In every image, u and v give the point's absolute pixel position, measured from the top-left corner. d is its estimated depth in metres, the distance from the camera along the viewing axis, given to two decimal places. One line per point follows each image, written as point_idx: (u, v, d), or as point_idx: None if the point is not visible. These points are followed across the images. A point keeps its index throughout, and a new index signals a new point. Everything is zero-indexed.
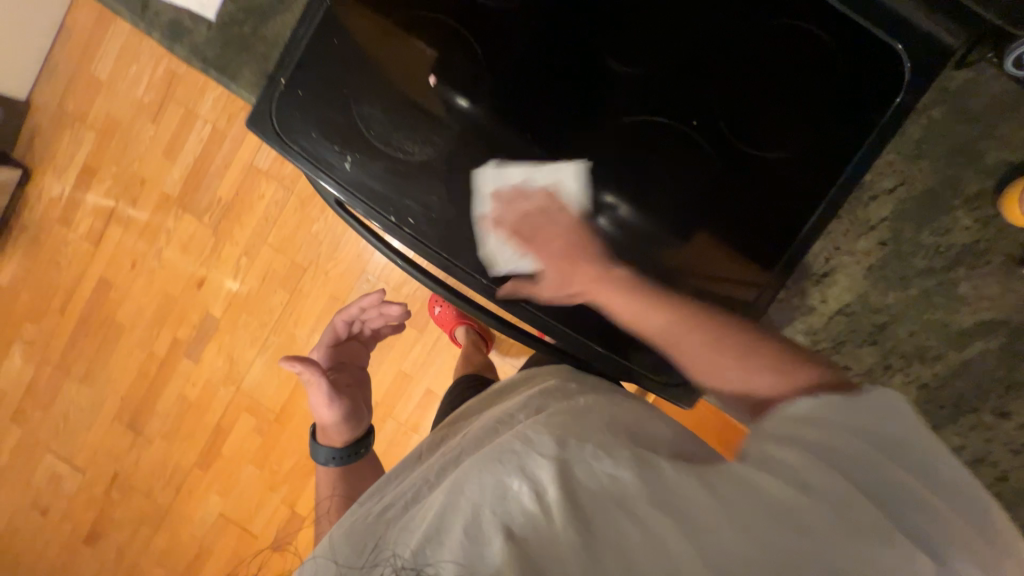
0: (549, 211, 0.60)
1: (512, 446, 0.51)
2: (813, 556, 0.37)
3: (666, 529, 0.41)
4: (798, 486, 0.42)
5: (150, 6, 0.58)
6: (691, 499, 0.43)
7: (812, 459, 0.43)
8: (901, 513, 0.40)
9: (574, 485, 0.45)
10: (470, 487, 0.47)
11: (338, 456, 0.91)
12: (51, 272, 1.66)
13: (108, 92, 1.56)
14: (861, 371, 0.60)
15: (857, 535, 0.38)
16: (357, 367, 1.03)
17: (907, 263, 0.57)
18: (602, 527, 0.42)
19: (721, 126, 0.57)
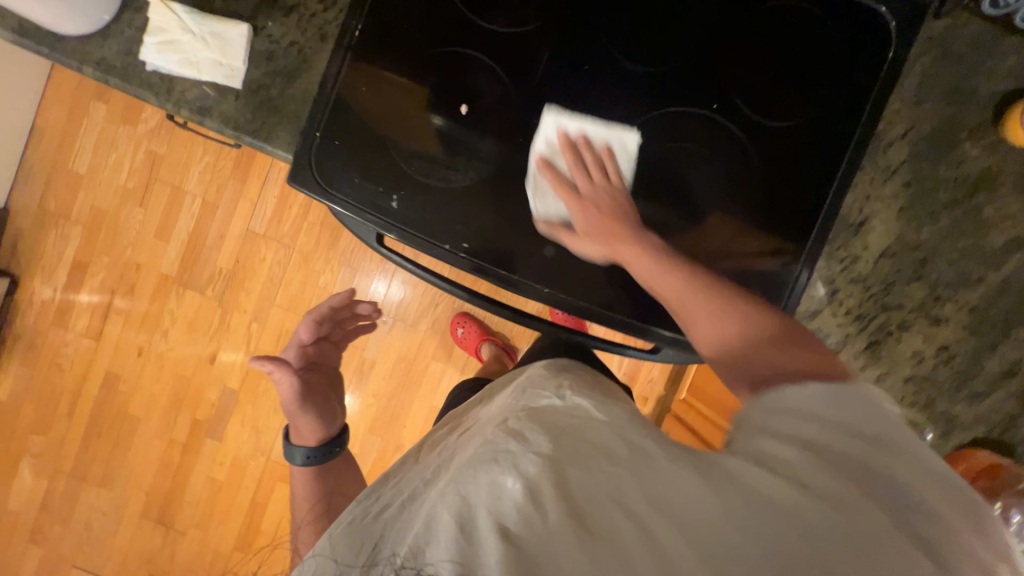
0: (599, 166, 0.61)
1: (505, 445, 0.45)
2: (811, 547, 0.34)
3: (665, 529, 0.37)
4: (798, 480, 0.37)
5: (176, 86, 0.60)
6: (689, 491, 0.38)
7: (809, 451, 0.39)
8: (900, 508, 0.36)
9: (570, 490, 0.40)
10: (459, 496, 0.41)
11: (311, 456, 0.85)
12: (53, 377, 1.59)
13: (90, 185, 1.55)
14: (915, 307, 0.63)
15: (862, 525, 0.34)
16: (329, 366, 0.96)
17: (933, 198, 0.61)
18: (604, 530, 0.37)
19: (741, 104, 0.60)
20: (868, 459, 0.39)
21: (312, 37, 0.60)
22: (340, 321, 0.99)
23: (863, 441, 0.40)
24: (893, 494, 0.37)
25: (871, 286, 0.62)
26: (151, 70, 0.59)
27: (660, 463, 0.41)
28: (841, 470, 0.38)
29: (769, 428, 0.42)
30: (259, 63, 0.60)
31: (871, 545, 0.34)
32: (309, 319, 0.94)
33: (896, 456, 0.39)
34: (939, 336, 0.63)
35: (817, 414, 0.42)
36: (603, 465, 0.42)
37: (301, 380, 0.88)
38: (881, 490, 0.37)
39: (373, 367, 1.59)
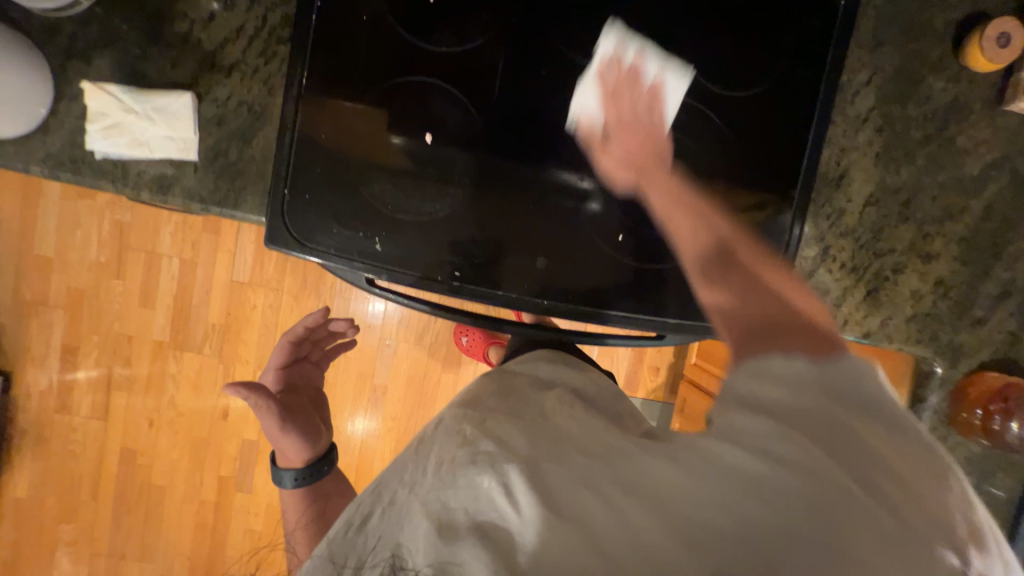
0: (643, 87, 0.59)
1: (481, 447, 0.48)
2: (775, 517, 0.37)
3: (641, 513, 0.40)
4: (760, 452, 0.41)
5: (131, 169, 0.58)
6: (660, 477, 0.42)
7: (774, 421, 0.42)
8: (860, 472, 0.39)
9: (547, 485, 0.43)
10: (441, 502, 0.45)
11: (300, 478, 0.76)
12: (69, 464, 1.58)
13: (62, 267, 1.51)
14: (906, 249, 0.63)
15: (814, 490, 0.38)
16: (309, 386, 0.86)
17: (906, 139, 0.62)
18: (574, 512, 0.41)
19: (703, 81, 0.60)
20: (830, 424, 0.41)
21: (259, 92, 0.58)
22: (318, 340, 0.89)
23: (832, 405, 0.42)
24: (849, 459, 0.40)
25: (860, 236, 0.63)
26: (101, 157, 0.57)
27: (635, 455, 0.45)
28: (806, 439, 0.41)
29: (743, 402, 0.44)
30: (210, 129, 0.58)
31: (821, 508, 0.37)
32: (283, 341, 0.85)
33: (846, 411, 0.42)
34: (933, 271, 0.63)
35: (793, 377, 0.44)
36: (584, 459, 0.46)
37: (281, 403, 0.77)
38: (840, 453, 0.40)
39: (386, 390, 1.59)
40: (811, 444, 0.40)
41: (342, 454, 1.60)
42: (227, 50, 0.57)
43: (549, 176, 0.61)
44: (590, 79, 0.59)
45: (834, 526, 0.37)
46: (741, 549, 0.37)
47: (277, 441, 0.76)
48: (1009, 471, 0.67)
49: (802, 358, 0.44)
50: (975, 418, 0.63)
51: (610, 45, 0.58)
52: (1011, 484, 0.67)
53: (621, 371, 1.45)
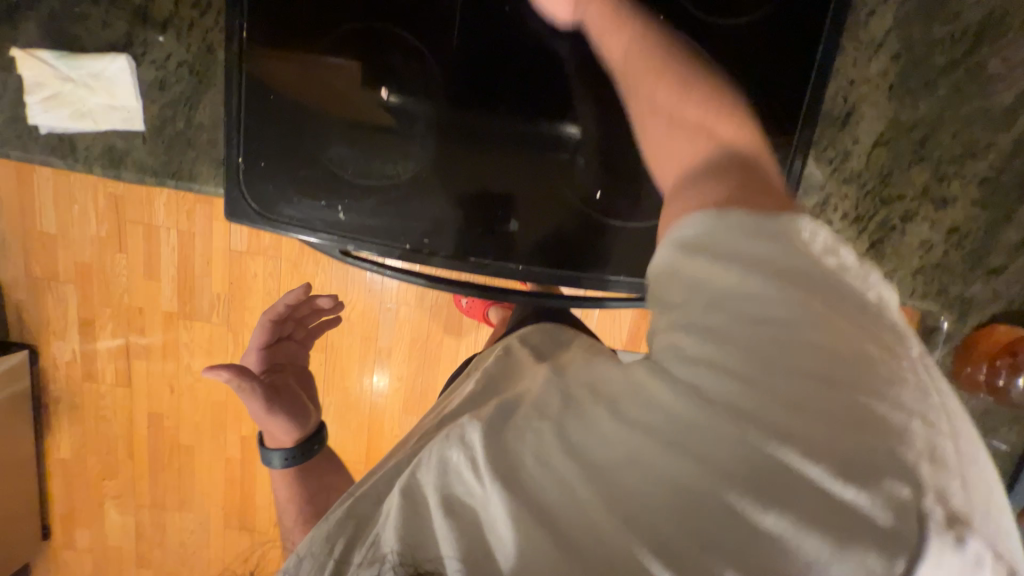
0: (618, 42, 0.46)
1: (450, 425, 0.40)
2: (715, 485, 0.28)
3: (582, 479, 0.32)
4: (693, 384, 0.30)
5: (78, 144, 0.55)
6: (604, 433, 0.33)
7: (712, 341, 0.30)
8: (829, 397, 0.27)
9: (509, 454, 0.35)
10: (409, 480, 0.38)
11: (290, 457, 0.76)
12: (103, 427, 1.69)
13: (66, 242, 1.53)
14: (919, 194, 0.57)
15: (754, 429, 0.28)
16: (296, 367, 0.85)
17: (927, 66, 0.54)
18: (535, 486, 0.33)
19: (691, 11, 0.52)
20: (792, 345, 0.28)
21: (198, 51, 0.53)
22: (302, 318, 0.89)
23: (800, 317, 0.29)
24: (811, 382, 0.27)
25: (865, 184, 0.58)
26: (46, 132, 0.55)
27: (584, 406, 0.35)
28: (762, 368, 0.28)
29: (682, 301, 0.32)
30: (154, 95, 0.54)
31: (742, 425, 0.28)
32: (264, 320, 0.84)
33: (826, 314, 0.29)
34: (948, 218, 0.58)
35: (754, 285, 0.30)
36: (536, 421, 0.36)
37: (265, 384, 0.77)
38: (796, 367, 0.28)
39: (390, 352, 1.61)
40: (760, 368, 0.28)
41: (355, 414, 1.67)
42: (158, 4, 0.52)
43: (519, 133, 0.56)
44: None
45: (774, 469, 0.27)
46: (649, 501, 0.29)
47: (265, 421, 0.76)
48: (1015, 426, 0.63)
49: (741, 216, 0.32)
50: (982, 373, 0.59)
51: None
52: (1015, 438, 0.64)
53: None
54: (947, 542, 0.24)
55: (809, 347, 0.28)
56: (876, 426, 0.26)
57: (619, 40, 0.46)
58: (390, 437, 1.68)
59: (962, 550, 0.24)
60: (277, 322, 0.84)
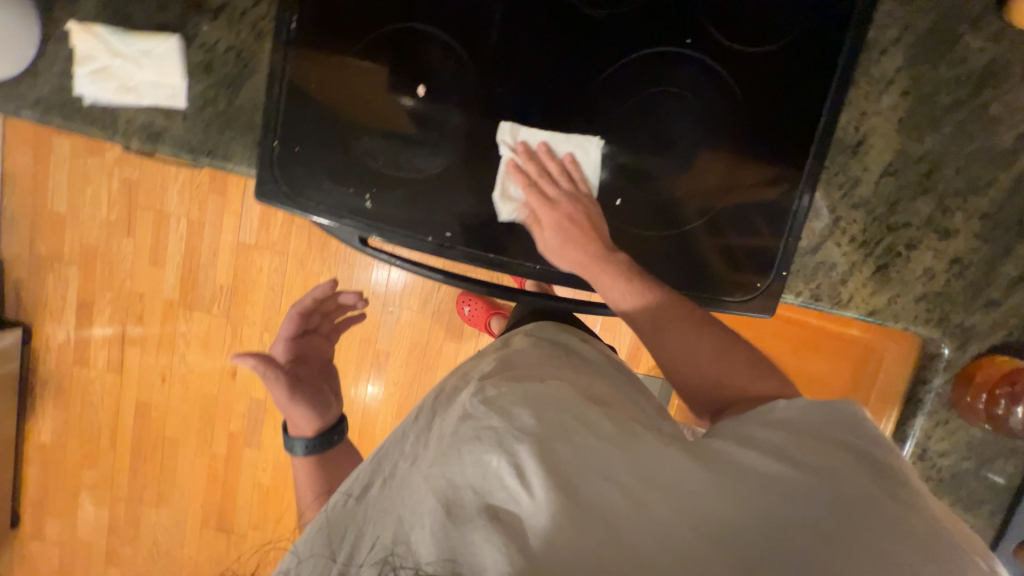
0: (609, 279, 0.56)
1: (487, 423, 0.45)
2: (788, 520, 0.39)
3: (657, 501, 0.41)
4: (766, 455, 0.42)
5: (119, 117, 0.57)
6: (676, 467, 0.42)
7: (790, 439, 0.44)
8: (864, 483, 0.41)
9: (553, 462, 0.42)
10: (446, 479, 0.43)
11: (310, 447, 0.75)
12: (88, 414, 1.65)
13: (74, 223, 1.54)
14: (924, 223, 0.60)
15: (834, 498, 0.39)
16: (322, 359, 0.85)
17: (934, 104, 0.57)
18: (597, 503, 0.41)
19: (715, 35, 0.56)
20: (850, 454, 0.43)
21: (247, 38, 0.56)
22: (329, 313, 0.86)
23: (847, 443, 0.44)
24: (863, 478, 0.41)
25: (874, 209, 0.60)
26: (89, 103, 0.56)
27: (652, 443, 0.45)
28: (821, 459, 0.42)
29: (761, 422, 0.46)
30: (199, 76, 0.56)
31: (817, 491, 0.40)
32: (292, 312, 0.81)
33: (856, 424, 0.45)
34: (950, 248, 0.60)
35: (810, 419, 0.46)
36: (591, 441, 0.44)
37: (287, 373, 0.78)
38: (840, 461, 0.42)
39: (389, 356, 1.61)
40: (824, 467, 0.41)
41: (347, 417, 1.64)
42: None
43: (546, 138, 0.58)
44: (508, 172, 0.59)
45: (843, 525, 0.38)
46: (754, 536, 0.38)
47: (287, 409, 0.77)
48: (1011, 458, 0.64)
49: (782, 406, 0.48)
50: (980, 402, 0.60)
51: (516, 141, 0.59)
52: (1012, 471, 0.65)
53: (623, 346, 1.36)
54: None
55: (858, 461, 0.42)
56: (896, 493, 0.40)
57: (616, 285, 0.56)
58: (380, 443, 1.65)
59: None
60: (304, 317, 0.82)
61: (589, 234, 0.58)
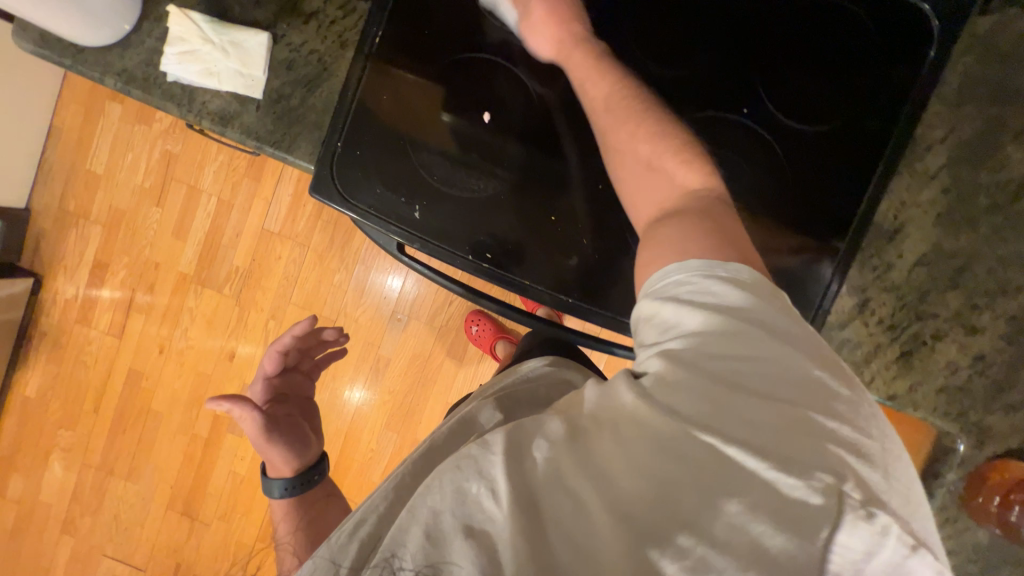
0: (577, 54, 0.57)
1: (467, 450, 0.43)
2: (690, 482, 0.38)
3: (576, 480, 0.41)
4: (665, 402, 0.42)
5: (197, 98, 0.60)
6: (597, 445, 0.43)
7: (693, 375, 0.42)
8: (777, 436, 0.39)
9: (530, 487, 0.41)
10: (429, 507, 0.40)
11: (290, 487, 0.72)
12: (78, 374, 1.64)
13: (108, 185, 1.57)
14: (951, 316, 0.61)
15: (726, 440, 0.39)
16: (302, 397, 0.84)
17: (972, 204, 0.59)
18: (548, 503, 0.40)
19: (771, 109, 0.59)
20: (741, 382, 0.42)
21: (332, 45, 0.59)
22: (307, 350, 0.87)
23: (749, 350, 0.43)
24: (746, 401, 0.41)
25: (905, 296, 0.61)
26: (171, 80, 0.59)
27: (586, 429, 0.44)
28: (717, 390, 0.41)
29: (667, 350, 0.45)
30: (279, 72, 0.59)
31: (720, 453, 0.39)
32: (271, 351, 0.81)
33: (778, 361, 0.42)
34: (975, 345, 0.60)
35: (732, 344, 0.43)
36: (541, 440, 0.43)
37: (265, 412, 0.76)
38: (750, 410, 0.40)
39: (389, 363, 1.60)
40: (714, 397, 0.41)
41: (335, 418, 1.61)
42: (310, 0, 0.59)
43: (597, 178, 0.60)
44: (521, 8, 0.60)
45: (732, 469, 0.38)
46: (654, 503, 0.38)
47: (263, 450, 0.75)
48: (1017, 568, 0.63)
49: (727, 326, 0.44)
50: (993, 504, 0.59)
51: None
52: None
53: None
54: (861, 517, 0.35)
55: (755, 379, 0.42)
56: (818, 450, 0.38)
57: (583, 66, 0.57)
58: (363, 452, 1.61)
59: (873, 522, 0.35)
60: (282, 356, 0.82)
61: (568, 19, 0.58)
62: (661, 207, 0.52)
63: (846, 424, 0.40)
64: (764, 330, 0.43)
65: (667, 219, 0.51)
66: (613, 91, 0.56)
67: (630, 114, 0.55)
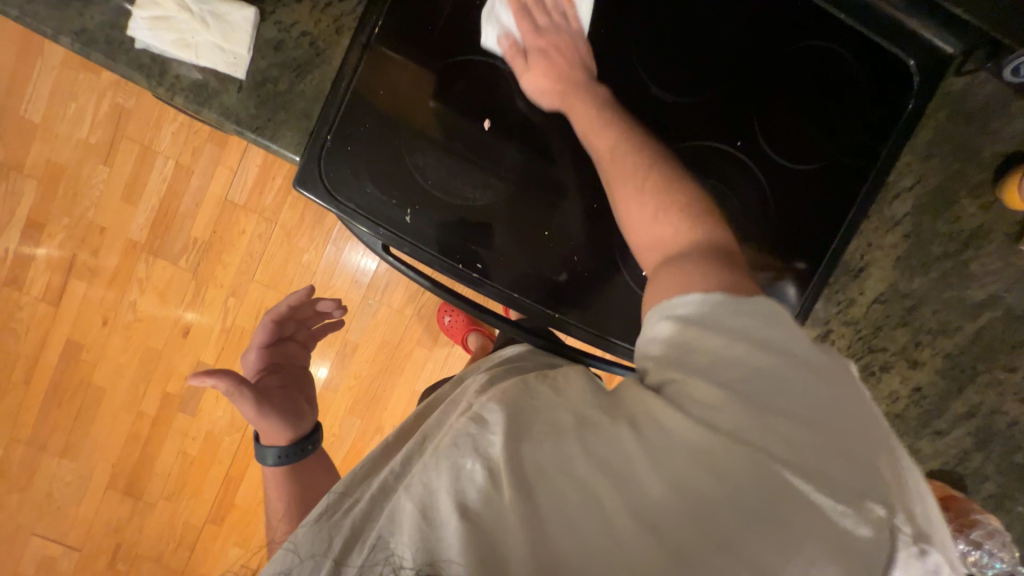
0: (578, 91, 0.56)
1: (465, 430, 0.45)
2: (737, 506, 0.37)
3: (606, 493, 0.40)
4: (703, 420, 0.41)
5: (169, 70, 0.55)
6: (623, 454, 0.42)
7: (734, 396, 0.42)
8: (823, 459, 0.39)
9: (524, 464, 0.41)
10: (423, 485, 0.42)
11: (282, 457, 0.72)
12: (6, 342, 1.49)
13: (46, 136, 1.41)
14: (897, 351, 0.66)
15: (777, 466, 0.38)
16: (297, 366, 0.81)
17: (927, 250, 0.65)
18: (551, 494, 0.40)
19: (763, 145, 0.61)
20: (784, 399, 0.41)
21: (327, 28, 0.55)
22: (305, 319, 0.82)
23: (793, 375, 0.42)
24: (793, 421, 0.40)
25: (862, 329, 0.66)
26: (140, 48, 0.53)
27: (607, 432, 0.44)
28: (763, 413, 0.40)
29: (699, 370, 0.44)
30: (266, 52, 0.55)
31: (767, 475, 0.38)
32: (266, 318, 0.78)
33: (819, 379, 0.42)
34: (915, 378, 0.67)
35: (767, 361, 0.43)
36: (553, 436, 0.44)
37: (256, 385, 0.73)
38: (795, 429, 0.40)
39: (356, 348, 1.56)
40: (758, 415, 0.40)
41: None
42: None
43: (593, 196, 0.60)
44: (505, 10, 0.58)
45: (783, 496, 0.37)
46: (697, 525, 0.37)
47: (255, 421, 0.73)
48: None
49: (761, 338, 0.44)
50: None
51: None
52: None
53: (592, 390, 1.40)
54: (915, 554, 0.36)
55: (802, 404, 0.41)
56: (869, 479, 0.38)
57: (585, 112, 0.56)
58: (324, 436, 1.59)
59: (924, 559, 0.36)
60: (279, 323, 0.78)
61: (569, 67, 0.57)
62: (665, 255, 0.52)
63: (886, 453, 0.41)
64: (798, 346, 0.44)
65: (673, 266, 0.50)
66: (616, 139, 0.54)
67: (632, 162, 0.54)
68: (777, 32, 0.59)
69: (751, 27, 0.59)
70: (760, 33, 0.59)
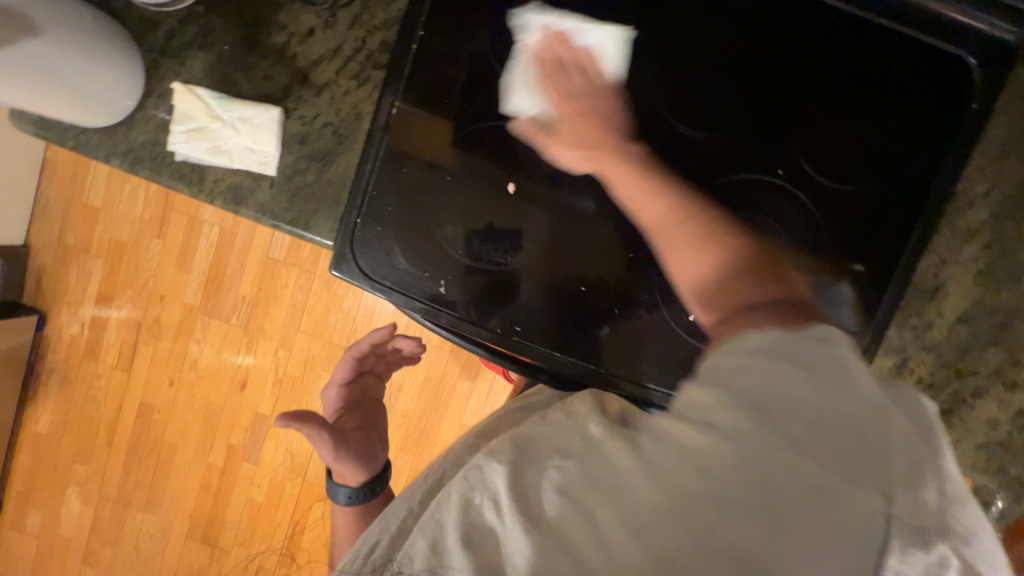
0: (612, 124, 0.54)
1: (476, 462, 0.44)
2: (728, 508, 0.33)
3: (597, 506, 0.35)
4: (702, 423, 0.36)
5: (207, 177, 0.57)
6: (615, 465, 0.37)
7: (731, 394, 0.36)
8: (822, 449, 0.34)
9: (531, 500, 0.38)
10: (435, 521, 0.41)
11: (354, 496, 0.72)
12: (89, 408, 1.63)
13: (106, 218, 1.53)
14: (991, 372, 0.59)
15: (771, 461, 0.34)
16: (373, 402, 0.82)
17: (1013, 259, 0.58)
18: (554, 521, 0.36)
19: (805, 167, 0.56)
20: (783, 386, 0.36)
21: (347, 116, 0.57)
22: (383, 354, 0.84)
23: (797, 361, 0.37)
24: (791, 410, 0.35)
25: (945, 353, 0.60)
26: (180, 160, 0.57)
27: (604, 447, 0.39)
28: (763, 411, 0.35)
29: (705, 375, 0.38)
30: (293, 146, 0.57)
31: (766, 476, 0.33)
32: (347, 355, 0.80)
33: (824, 364, 0.37)
34: (1016, 401, 0.59)
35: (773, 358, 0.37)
36: (558, 461, 0.41)
37: (334, 425, 0.74)
38: (794, 420, 0.35)
39: (401, 387, 1.59)
40: (756, 407, 0.35)
41: None
42: (320, 70, 0.57)
43: (627, 247, 0.58)
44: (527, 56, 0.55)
45: (782, 499, 0.33)
46: (689, 530, 0.32)
47: (332, 463, 0.73)
48: None
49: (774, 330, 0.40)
50: None
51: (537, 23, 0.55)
52: None
53: None
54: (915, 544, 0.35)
55: (798, 394, 0.36)
56: (868, 467, 0.35)
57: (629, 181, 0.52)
58: None
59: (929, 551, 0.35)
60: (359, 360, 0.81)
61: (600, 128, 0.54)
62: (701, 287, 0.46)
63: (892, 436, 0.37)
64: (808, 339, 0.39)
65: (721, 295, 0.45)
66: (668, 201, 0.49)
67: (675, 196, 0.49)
68: (808, 47, 0.55)
69: (780, 46, 0.55)
70: (788, 50, 0.55)
